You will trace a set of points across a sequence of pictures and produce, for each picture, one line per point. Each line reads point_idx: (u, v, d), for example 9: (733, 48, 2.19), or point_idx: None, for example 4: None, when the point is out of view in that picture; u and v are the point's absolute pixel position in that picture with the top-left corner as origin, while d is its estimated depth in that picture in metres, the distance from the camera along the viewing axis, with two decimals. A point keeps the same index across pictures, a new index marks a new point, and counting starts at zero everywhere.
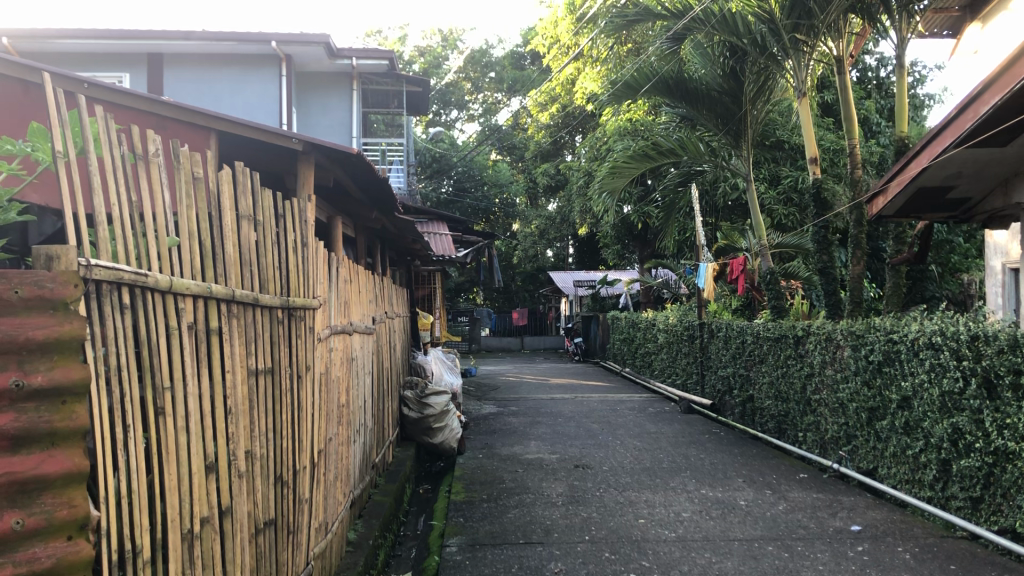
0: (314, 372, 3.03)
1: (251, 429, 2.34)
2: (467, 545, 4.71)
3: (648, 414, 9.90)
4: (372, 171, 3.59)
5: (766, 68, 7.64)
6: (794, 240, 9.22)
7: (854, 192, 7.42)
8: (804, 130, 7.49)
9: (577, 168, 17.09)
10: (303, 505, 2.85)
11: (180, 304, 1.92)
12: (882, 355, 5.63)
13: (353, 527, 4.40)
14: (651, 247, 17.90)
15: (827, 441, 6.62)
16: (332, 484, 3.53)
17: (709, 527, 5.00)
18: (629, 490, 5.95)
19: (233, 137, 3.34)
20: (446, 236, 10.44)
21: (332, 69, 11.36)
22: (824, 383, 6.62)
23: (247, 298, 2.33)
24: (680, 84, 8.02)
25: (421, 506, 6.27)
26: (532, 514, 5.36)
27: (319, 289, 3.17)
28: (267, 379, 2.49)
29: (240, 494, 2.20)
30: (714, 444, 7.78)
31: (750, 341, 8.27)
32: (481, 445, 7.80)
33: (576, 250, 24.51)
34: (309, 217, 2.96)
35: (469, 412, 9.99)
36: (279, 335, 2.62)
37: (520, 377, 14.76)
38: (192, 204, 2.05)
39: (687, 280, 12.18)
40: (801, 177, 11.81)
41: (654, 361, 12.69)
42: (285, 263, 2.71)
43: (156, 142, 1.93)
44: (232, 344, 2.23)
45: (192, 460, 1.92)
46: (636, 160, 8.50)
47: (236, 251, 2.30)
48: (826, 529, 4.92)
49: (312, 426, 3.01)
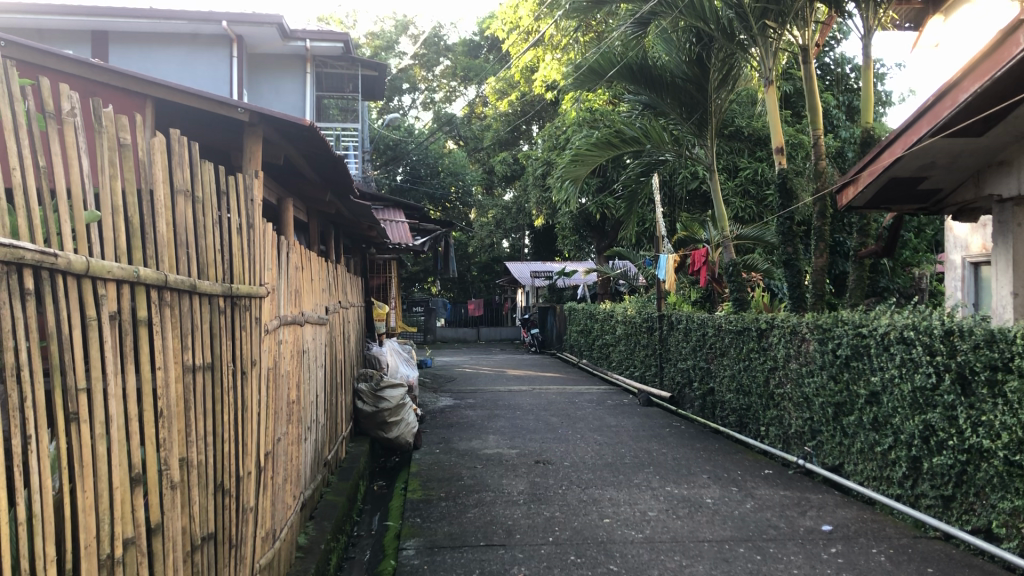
0: (261, 367, 2.76)
1: (187, 433, 2.06)
2: (425, 548, 4.46)
3: (607, 407, 9.73)
4: (327, 147, 3.31)
5: (733, 55, 7.51)
6: (756, 231, 9.05)
7: (817, 183, 7.25)
8: (770, 121, 7.32)
9: (535, 158, 16.84)
10: (248, 514, 2.57)
11: (99, 290, 1.63)
12: (849, 349, 5.48)
13: (304, 531, 4.13)
14: (609, 237, 17.73)
15: (791, 436, 6.48)
16: (279, 488, 3.25)
17: (677, 527, 4.81)
18: (592, 487, 5.75)
19: (171, 108, 3.03)
20: (402, 223, 10.14)
21: (285, 51, 10.98)
22: (787, 377, 6.48)
23: (184, 283, 2.06)
24: (644, 70, 7.77)
25: (375, 505, 6.00)
26: (492, 513, 5.12)
27: (266, 276, 2.88)
28: (206, 377, 2.21)
29: (173, 509, 1.93)
30: (675, 439, 7.63)
31: (711, 334, 8.10)
32: (438, 439, 7.55)
33: (533, 241, 24.32)
34: (255, 194, 2.67)
35: (425, 405, 9.72)
36: (220, 327, 2.33)
37: (476, 368, 14.53)
38: (116, 174, 1.76)
39: (647, 271, 12.01)
40: (761, 169, 11.74)
41: (611, 353, 12.55)
42: (228, 247, 2.44)
43: (72, 99, 1.62)
44: (165, 336, 1.95)
45: (114, 472, 1.63)
46: (600, 148, 8.29)
47: (170, 230, 2.02)
48: (797, 529, 4.76)
49: (260, 428, 2.75)
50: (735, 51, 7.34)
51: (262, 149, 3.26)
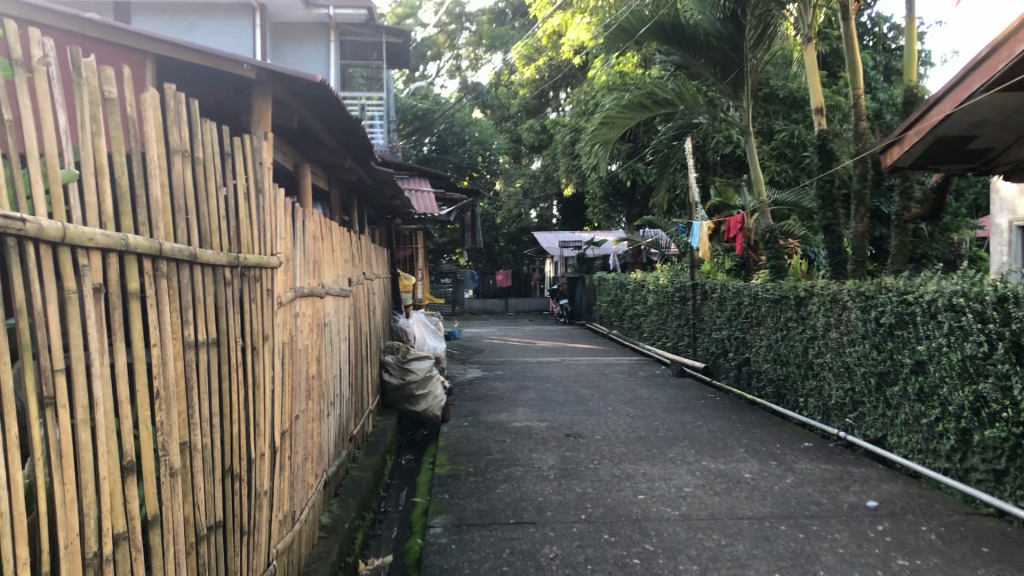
0: (274, 342, 2.58)
1: (190, 415, 1.91)
2: (452, 526, 4.31)
3: (639, 378, 9.54)
4: (342, 107, 3.10)
5: (769, 11, 7.16)
6: (792, 196, 8.76)
7: (858, 144, 6.93)
8: (808, 80, 7.00)
9: (563, 125, 16.51)
10: (262, 498, 2.42)
11: (81, 259, 1.46)
12: (894, 317, 5.23)
13: (329, 509, 4.00)
14: (639, 205, 17.43)
15: (831, 408, 6.25)
16: (299, 467, 3.10)
17: (714, 503, 4.62)
18: (625, 462, 5.57)
19: (174, 67, 2.84)
20: (428, 193, 9.94)
21: (309, 19, 10.78)
22: (827, 346, 6.24)
23: (184, 252, 1.89)
24: (676, 30, 7.46)
25: (403, 479, 5.87)
26: (522, 489, 4.97)
27: (280, 245, 2.70)
28: (211, 354, 2.05)
29: (173, 499, 1.78)
30: (710, 410, 7.43)
31: (747, 303, 7.86)
32: (466, 412, 7.41)
33: (561, 210, 24.05)
34: (264, 157, 2.49)
35: (453, 377, 9.59)
36: (226, 300, 2.17)
37: (505, 339, 14.37)
38: (99, 130, 1.59)
39: (679, 239, 11.77)
40: (796, 132, 11.40)
41: (642, 322, 12.34)
42: (233, 214, 2.26)
43: (45, 44, 1.44)
44: (162, 311, 1.79)
45: (101, 460, 1.48)
46: (631, 111, 8.03)
47: (165, 194, 1.84)
48: (840, 506, 4.56)
49: (275, 407, 2.59)
50: (771, 8, 7.02)
51: (273, 111, 3.07)
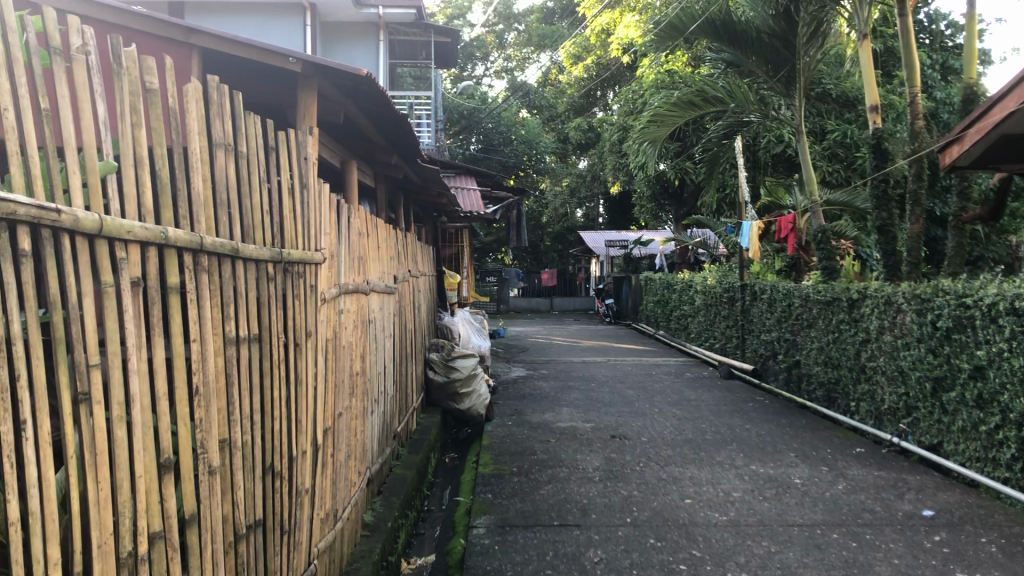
0: (317, 338, 2.56)
1: (230, 412, 1.89)
2: (496, 527, 4.26)
3: (686, 379, 9.41)
4: (388, 102, 3.07)
5: (823, 7, 7.00)
6: (845, 196, 8.58)
7: (915, 143, 6.73)
8: (863, 78, 6.83)
9: (610, 124, 16.39)
10: (304, 496, 2.40)
11: (119, 253, 1.45)
12: (951, 321, 5.06)
13: (372, 507, 3.98)
14: (687, 205, 17.23)
15: (884, 413, 6.09)
16: (342, 465, 3.08)
17: (763, 509, 4.51)
18: (671, 465, 5.48)
19: (221, 60, 2.82)
20: (475, 191, 9.92)
21: (358, 18, 10.83)
22: (880, 349, 6.08)
23: (226, 248, 1.87)
24: (727, 26, 7.33)
25: (447, 478, 5.85)
26: (567, 491, 4.90)
27: (324, 241, 2.68)
28: (253, 350, 2.03)
29: (211, 497, 1.76)
30: (759, 414, 7.29)
31: (798, 305, 7.70)
32: (511, 411, 7.36)
33: (608, 209, 23.89)
34: (308, 152, 2.46)
35: (498, 376, 9.55)
36: (269, 296, 2.14)
37: (549, 339, 14.30)
38: (139, 122, 1.58)
39: (728, 239, 11.60)
40: (850, 131, 11.16)
41: (690, 323, 12.18)
42: (277, 209, 2.23)
43: (86, 35, 1.43)
44: (203, 306, 1.77)
45: (136, 457, 1.47)
46: (680, 109, 7.91)
47: (207, 188, 1.82)
48: (894, 514, 4.42)
49: (319, 405, 2.57)
50: (825, 3, 6.86)
51: (318, 106, 3.04)
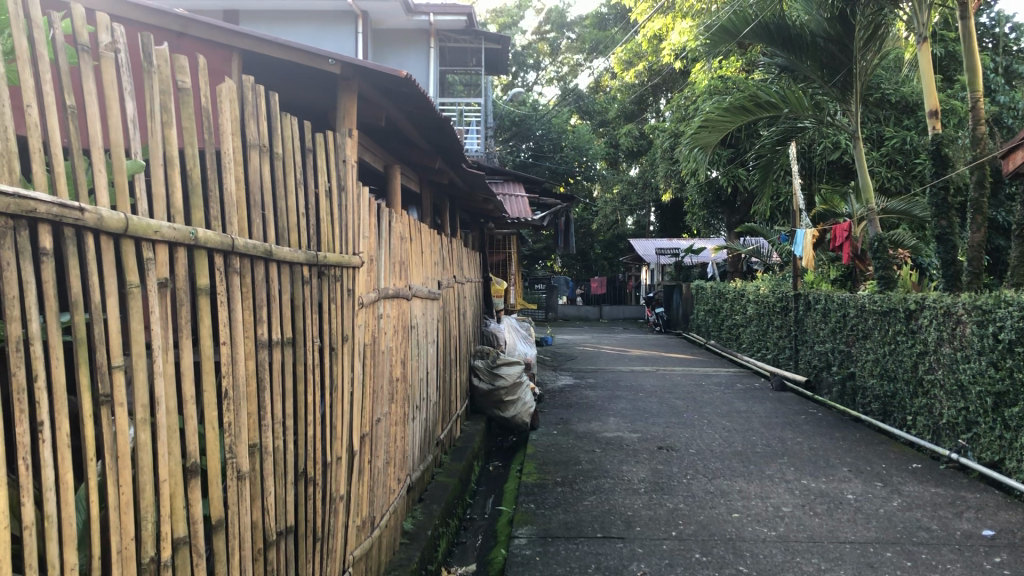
0: (355, 343, 2.52)
1: (261, 417, 1.86)
2: (538, 538, 4.20)
3: (736, 390, 9.24)
4: (431, 105, 3.03)
5: (881, 9, 6.84)
6: (902, 204, 8.36)
7: (975, 150, 6.52)
8: (922, 82, 6.64)
9: (662, 131, 16.25)
10: (338, 504, 2.37)
11: (146, 253, 1.42)
12: (1014, 333, 4.86)
13: (412, 514, 3.94)
14: (740, 213, 16.99)
15: (942, 427, 5.89)
16: (380, 472, 3.04)
17: (814, 525, 4.38)
18: (719, 478, 5.36)
19: (263, 63, 2.81)
20: (523, 197, 9.89)
21: (410, 26, 10.88)
22: (939, 362, 5.88)
23: (259, 249, 1.84)
24: (781, 31, 7.19)
25: (490, 486, 5.80)
26: (611, 502, 4.82)
27: (363, 245, 2.64)
28: (287, 355, 2.00)
29: (241, 503, 1.74)
30: (812, 427, 7.12)
31: (853, 315, 7.51)
32: (557, 420, 7.30)
33: (659, 217, 23.69)
34: (347, 155, 2.43)
35: (545, 384, 9.48)
36: (304, 299, 2.11)
37: (598, 347, 14.18)
38: (170, 121, 1.55)
39: (781, 248, 11.39)
40: (909, 137, 10.89)
41: (741, 333, 11.98)
42: (314, 212, 2.21)
43: (115, 30, 1.40)
44: (234, 308, 1.74)
45: (160, 462, 1.44)
46: (732, 114, 7.80)
47: (240, 190, 1.80)
48: (953, 533, 4.25)
49: (356, 411, 2.54)
50: (883, 5, 6.72)
51: (359, 108, 3.01)
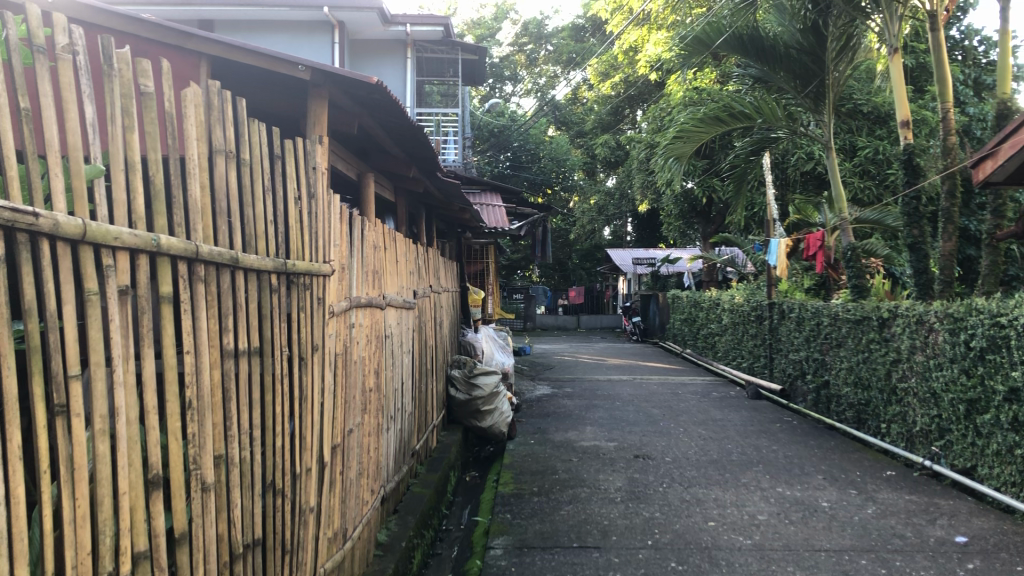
0: (325, 352, 2.50)
1: (226, 428, 1.83)
2: (513, 548, 4.17)
3: (712, 399, 9.26)
4: (403, 113, 3.02)
5: (853, 20, 6.90)
6: (875, 214, 8.43)
7: (946, 159, 6.58)
8: (893, 93, 6.70)
9: (638, 141, 16.33)
10: (308, 516, 2.33)
11: (106, 259, 1.39)
12: (985, 341, 4.90)
13: (386, 526, 3.90)
14: (716, 222, 17.08)
15: (915, 435, 5.92)
16: (353, 482, 3.01)
17: (789, 533, 4.38)
18: (695, 486, 5.35)
19: (233, 70, 2.79)
20: (500, 207, 9.88)
21: (386, 36, 10.87)
22: (912, 370, 5.92)
23: (225, 256, 1.82)
24: (755, 42, 7.24)
25: (467, 496, 5.76)
26: (587, 511, 4.81)
27: (334, 253, 2.62)
28: (253, 364, 1.98)
29: (205, 515, 1.71)
30: (787, 435, 7.14)
31: (827, 323, 7.55)
32: (533, 429, 7.27)
33: (636, 227, 23.78)
34: (317, 162, 2.41)
35: (522, 394, 9.45)
36: (272, 308, 2.09)
37: (575, 357, 14.19)
38: (132, 125, 1.53)
39: (756, 257, 11.46)
40: (881, 147, 11.00)
41: (717, 342, 12.02)
42: (283, 219, 2.18)
43: (73, 33, 1.38)
44: (199, 316, 1.72)
45: (120, 474, 1.41)
46: (707, 124, 7.83)
47: (205, 196, 1.77)
48: (926, 540, 4.26)
49: (327, 421, 2.51)
50: (854, 17, 6.79)
51: (331, 116, 2.99)
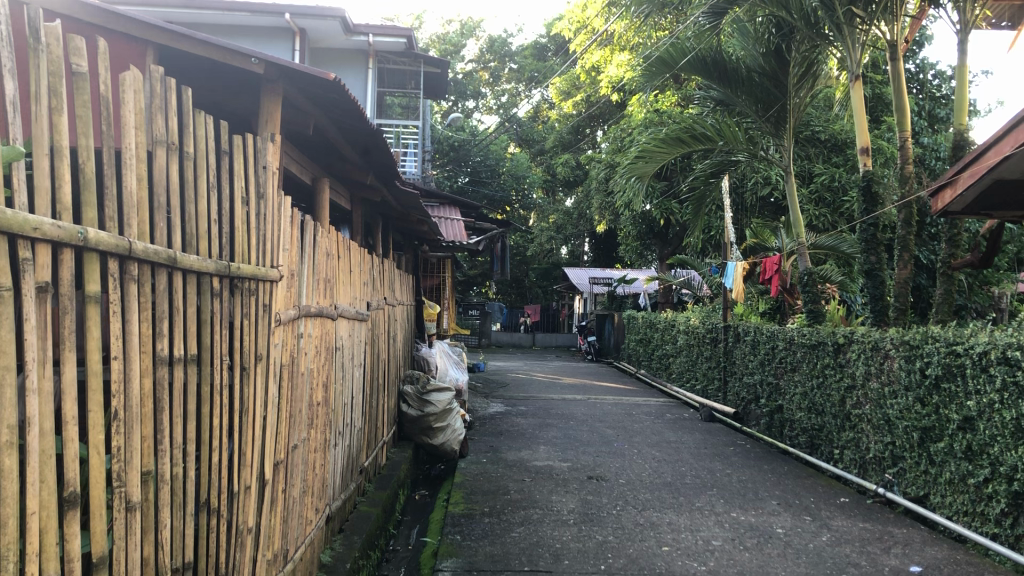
0: (270, 362, 2.35)
1: (157, 441, 1.68)
2: (462, 571, 4.03)
3: (666, 420, 9.22)
4: (361, 114, 2.90)
5: (816, 46, 6.91)
6: (831, 240, 8.45)
7: (903, 188, 6.61)
8: (853, 120, 6.73)
9: (598, 161, 16.34)
10: (245, 537, 2.18)
11: (23, 253, 1.25)
12: (941, 369, 4.88)
13: (330, 546, 3.74)
14: (673, 244, 17.13)
15: (868, 462, 5.90)
16: (296, 500, 2.86)
17: (744, 560, 4.30)
18: (649, 509, 5.26)
19: (183, 65, 2.66)
20: (458, 220, 9.75)
21: (348, 46, 10.73)
22: (866, 396, 5.91)
23: (162, 256, 1.68)
24: (718, 64, 7.23)
25: (415, 516, 5.60)
26: (539, 534, 4.68)
27: (283, 257, 2.48)
28: (190, 373, 1.83)
29: (130, 539, 1.56)
30: (740, 458, 7.11)
31: (782, 348, 7.54)
32: (486, 448, 7.13)
33: (593, 247, 23.84)
34: (267, 161, 2.28)
35: (475, 411, 9.31)
36: (212, 312, 1.94)
37: (530, 375, 14.09)
38: (61, 107, 1.39)
39: (712, 280, 11.48)
40: (836, 175, 11.12)
41: (671, 363, 12.02)
42: (228, 219, 2.05)
43: None
44: (129, 318, 1.57)
45: (30, 492, 1.26)
46: (668, 145, 7.79)
47: (143, 190, 1.64)
48: (881, 569, 4.21)
49: (269, 437, 2.36)
50: (817, 43, 6.80)
51: (287, 116, 2.87)
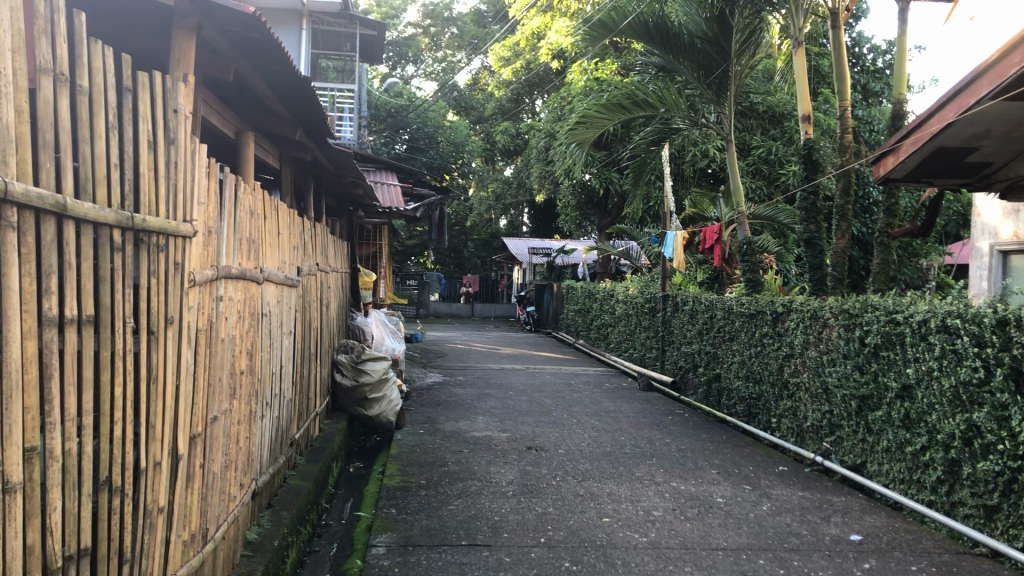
0: (182, 326, 2.14)
1: (45, 413, 1.48)
2: (397, 546, 3.86)
3: (605, 389, 9.16)
4: (285, 57, 2.67)
5: (759, 12, 6.77)
6: (769, 211, 8.41)
7: (843, 158, 6.55)
8: (795, 87, 6.65)
9: (538, 130, 16.14)
10: (155, 517, 1.98)
11: None
12: (880, 337, 4.85)
13: (258, 522, 3.53)
14: (612, 215, 17.06)
15: (806, 431, 5.89)
16: (216, 475, 2.65)
17: (685, 531, 4.22)
18: (589, 480, 5.16)
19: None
20: (394, 186, 9.50)
21: (281, 4, 10.33)
22: (805, 365, 5.89)
23: (48, 201, 1.46)
24: (660, 29, 7.08)
25: (349, 489, 5.42)
26: (477, 506, 4.54)
27: (198, 212, 2.26)
28: (86, 338, 1.62)
29: (9, 524, 1.36)
30: (678, 427, 7.06)
31: (720, 317, 7.51)
32: (422, 418, 6.96)
33: (532, 217, 23.71)
34: (177, 103, 2.05)
35: (412, 381, 9.14)
36: (112, 267, 1.73)
37: (468, 344, 13.93)
38: None
39: (650, 250, 11.41)
40: (774, 147, 11.13)
41: (609, 333, 11.97)
42: (131, 165, 1.82)
43: None
44: (7, 273, 1.36)
45: None
46: (610, 111, 7.61)
47: (21, 126, 1.41)
48: (822, 539, 4.16)
49: (183, 409, 2.16)
50: (760, 8, 6.65)
51: (205, 59, 2.64)
